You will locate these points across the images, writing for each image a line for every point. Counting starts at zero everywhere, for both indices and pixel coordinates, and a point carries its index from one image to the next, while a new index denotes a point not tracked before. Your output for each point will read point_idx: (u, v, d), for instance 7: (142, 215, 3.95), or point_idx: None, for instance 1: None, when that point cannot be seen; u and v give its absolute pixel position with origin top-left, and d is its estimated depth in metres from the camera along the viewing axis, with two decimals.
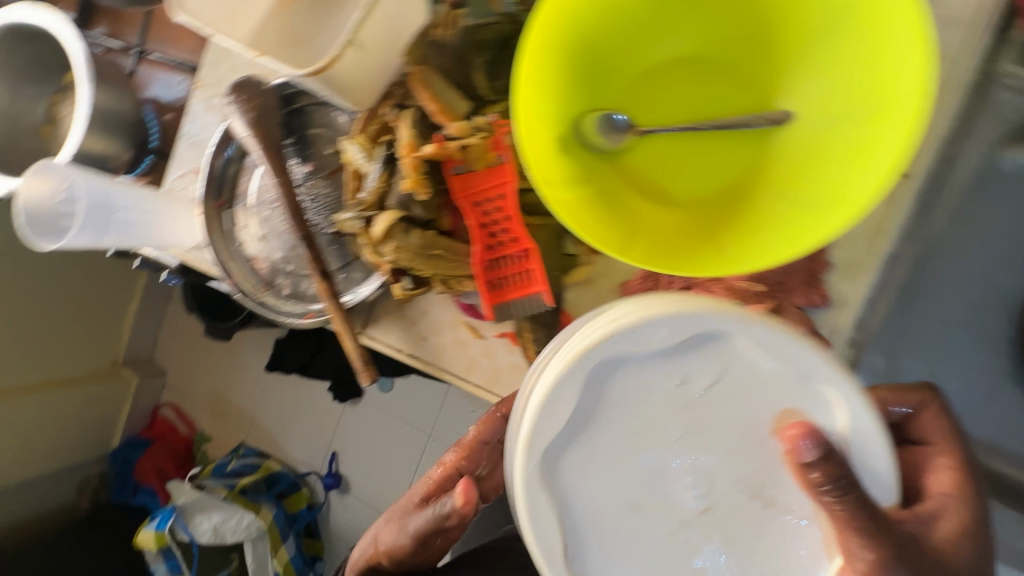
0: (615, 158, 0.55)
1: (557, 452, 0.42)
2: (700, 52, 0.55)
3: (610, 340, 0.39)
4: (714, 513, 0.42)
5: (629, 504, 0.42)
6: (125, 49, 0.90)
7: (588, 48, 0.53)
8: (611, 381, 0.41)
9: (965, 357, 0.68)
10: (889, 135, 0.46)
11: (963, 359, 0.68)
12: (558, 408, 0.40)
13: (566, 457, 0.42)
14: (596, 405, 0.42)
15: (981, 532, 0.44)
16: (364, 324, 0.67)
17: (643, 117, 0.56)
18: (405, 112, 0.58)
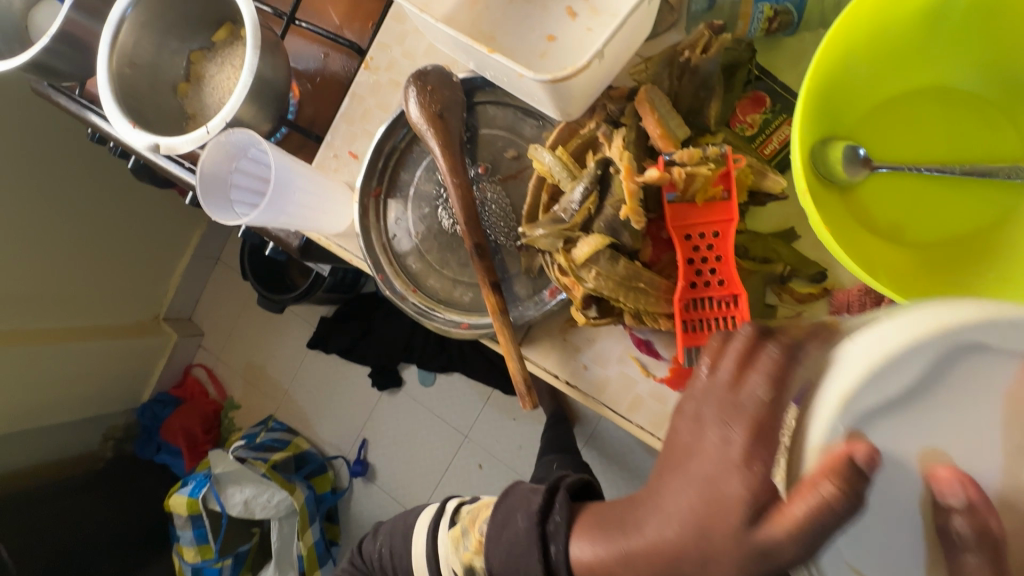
0: (849, 191, 0.53)
1: (867, 423, 0.33)
2: (956, 93, 0.52)
3: (987, 327, 0.32)
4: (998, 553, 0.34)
5: (912, 514, 0.33)
6: (275, 15, 0.87)
7: (849, 72, 0.50)
8: (956, 366, 0.33)
9: None
10: None
11: None
12: (893, 375, 0.33)
13: (874, 436, 0.33)
14: (936, 384, 0.34)
15: None
16: (521, 342, 0.63)
17: (885, 150, 0.53)
18: (619, 131, 0.54)
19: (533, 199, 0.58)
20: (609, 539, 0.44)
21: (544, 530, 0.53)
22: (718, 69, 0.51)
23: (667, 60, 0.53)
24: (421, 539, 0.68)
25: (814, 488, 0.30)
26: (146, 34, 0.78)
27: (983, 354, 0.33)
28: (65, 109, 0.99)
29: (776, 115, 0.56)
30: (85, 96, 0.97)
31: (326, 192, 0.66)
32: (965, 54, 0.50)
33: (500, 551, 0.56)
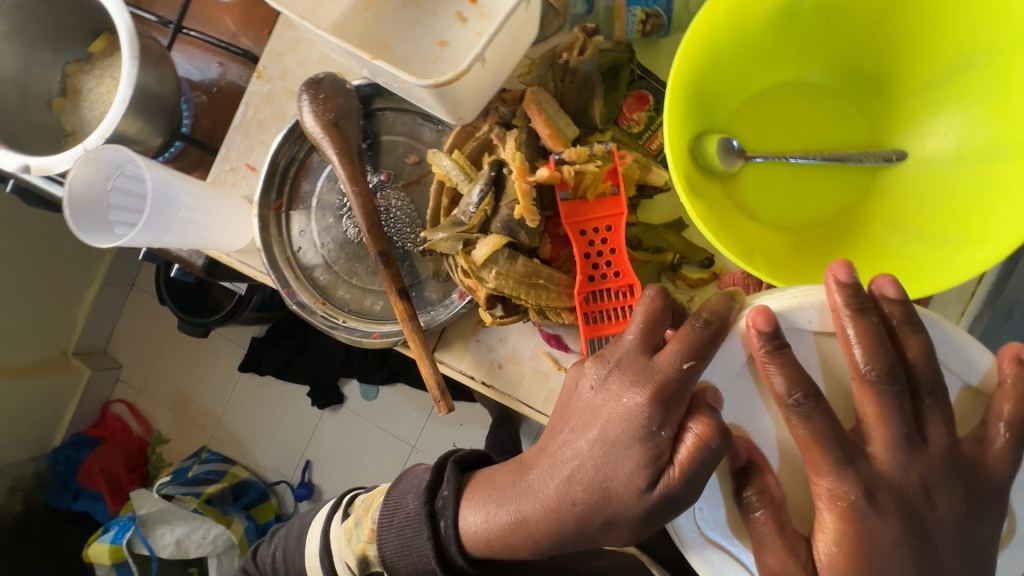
0: (727, 181, 0.56)
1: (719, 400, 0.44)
2: (812, 87, 0.57)
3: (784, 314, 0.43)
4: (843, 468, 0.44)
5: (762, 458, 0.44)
6: (162, 24, 0.83)
7: (717, 71, 0.53)
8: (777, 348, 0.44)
9: None
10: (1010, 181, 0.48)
11: None
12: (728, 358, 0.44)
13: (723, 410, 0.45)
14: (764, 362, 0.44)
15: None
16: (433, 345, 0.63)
17: (755, 142, 0.57)
18: (511, 132, 0.55)
19: (434, 204, 0.58)
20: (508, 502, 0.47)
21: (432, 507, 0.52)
22: (596, 69, 0.54)
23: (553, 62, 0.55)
24: (314, 540, 0.62)
25: (691, 432, 0.41)
26: (6, 46, 0.72)
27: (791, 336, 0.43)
28: None
29: (659, 112, 0.59)
30: None
31: (220, 205, 0.63)
32: (818, 52, 0.56)
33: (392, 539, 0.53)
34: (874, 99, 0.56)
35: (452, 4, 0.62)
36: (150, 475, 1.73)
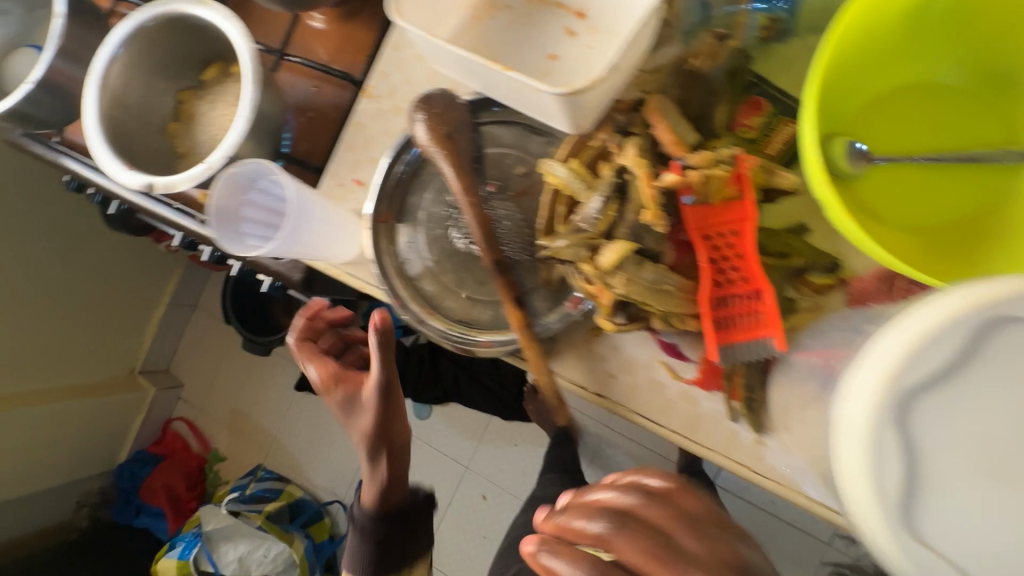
0: (850, 183, 0.55)
1: (916, 403, 0.34)
2: (939, 87, 0.56)
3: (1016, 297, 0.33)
4: None
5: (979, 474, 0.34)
6: (264, 52, 0.87)
7: (844, 73, 0.52)
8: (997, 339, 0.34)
9: None
10: None
11: None
12: (935, 351, 0.34)
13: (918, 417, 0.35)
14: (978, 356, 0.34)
15: None
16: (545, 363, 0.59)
17: (879, 144, 0.56)
18: (631, 140, 0.56)
19: (549, 212, 0.58)
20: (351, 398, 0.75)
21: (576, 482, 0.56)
22: (723, 76, 0.56)
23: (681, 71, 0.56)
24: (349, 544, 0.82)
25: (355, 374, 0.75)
26: (132, 75, 0.77)
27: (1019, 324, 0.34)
28: (40, 157, 0.97)
29: (775, 116, 0.58)
30: (66, 144, 0.95)
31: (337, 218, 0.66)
32: (950, 50, 0.54)
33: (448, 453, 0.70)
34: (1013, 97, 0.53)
35: (561, 19, 0.64)
36: (208, 493, 1.76)
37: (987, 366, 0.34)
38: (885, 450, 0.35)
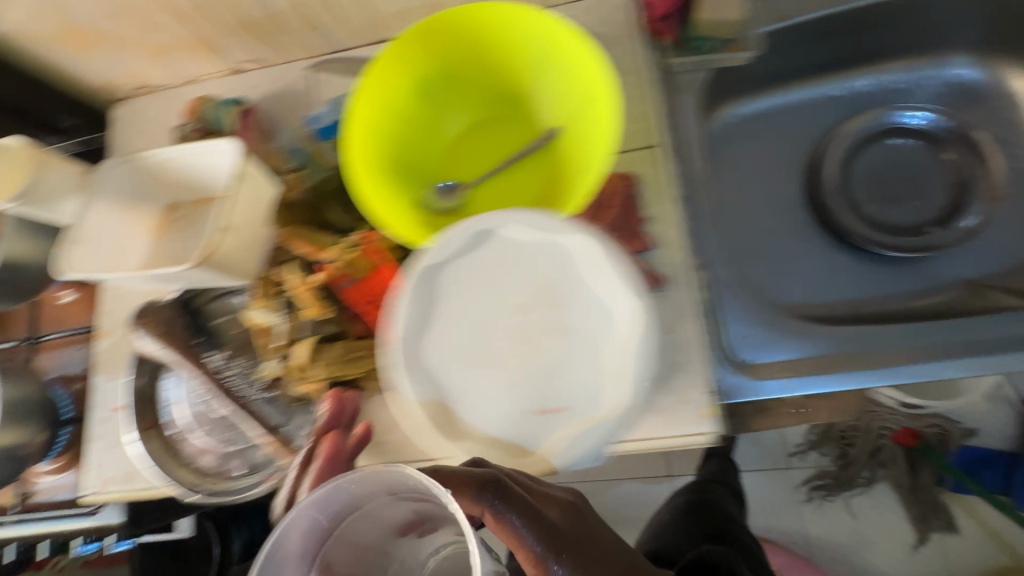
0: (455, 211, 0.72)
1: (423, 332, 0.56)
2: (481, 119, 0.75)
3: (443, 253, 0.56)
4: (523, 344, 0.56)
5: (470, 350, 0.56)
6: (20, 345, 0.94)
7: (403, 151, 0.72)
8: (449, 276, 0.57)
9: (793, 251, 0.85)
10: (610, 101, 0.62)
11: (792, 253, 0.85)
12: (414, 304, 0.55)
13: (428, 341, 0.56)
14: (444, 289, 0.57)
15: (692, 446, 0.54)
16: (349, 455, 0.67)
17: (463, 177, 0.74)
18: (290, 264, 0.69)
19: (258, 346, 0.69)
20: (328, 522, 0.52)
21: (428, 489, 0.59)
22: (312, 196, 0.72)
23: (303, 202, 0.72)
24: None
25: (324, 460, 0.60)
26: None
27: (459, 267, 0.57)
28: None
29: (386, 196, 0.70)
30: None
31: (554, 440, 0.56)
32: (471, 100, 0.75)
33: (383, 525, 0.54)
34: (520, 102, 0.73)
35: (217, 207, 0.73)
36: None
37: (451, 291, 0.57)
38: (415, 365, 0.55)
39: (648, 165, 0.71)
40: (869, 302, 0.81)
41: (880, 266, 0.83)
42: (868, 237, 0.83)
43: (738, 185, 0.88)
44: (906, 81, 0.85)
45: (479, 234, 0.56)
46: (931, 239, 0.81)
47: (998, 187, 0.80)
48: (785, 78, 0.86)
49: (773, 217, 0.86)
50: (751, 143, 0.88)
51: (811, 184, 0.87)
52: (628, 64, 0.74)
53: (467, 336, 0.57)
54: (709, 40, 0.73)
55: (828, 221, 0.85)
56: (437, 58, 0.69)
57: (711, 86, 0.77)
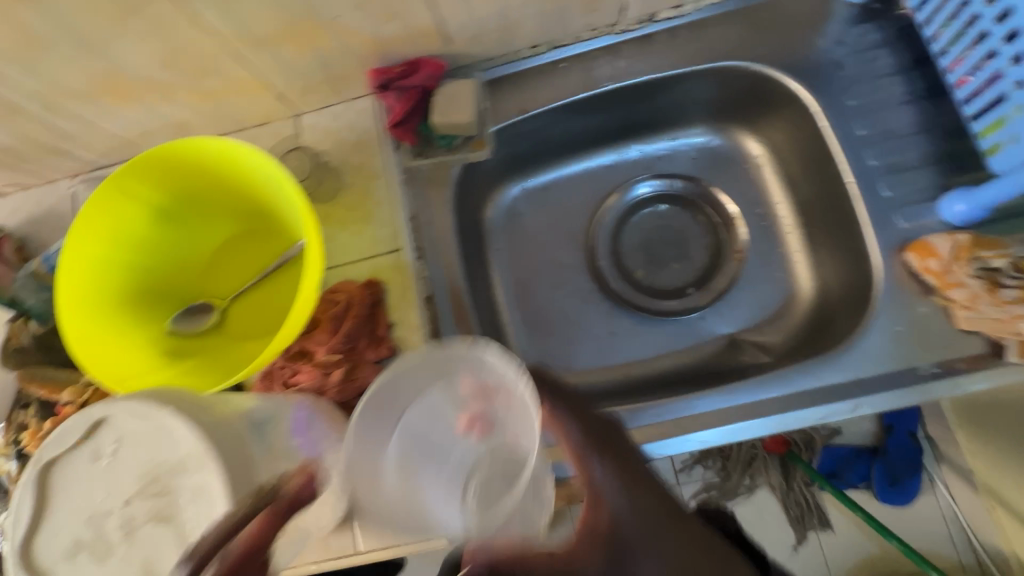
0: (205, 329, 0.73)
1: (21, 549, 0.46)
2: (235, 231, 0.76)
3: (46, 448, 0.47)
4: (132, 551, 0.45)
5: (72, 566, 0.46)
6: None
7: (145, 274, 0.72)
8: (54, 476, 0.48)
9: (576, 319, 0.89)
10: (317, 242, 0.64)
11: (576, 321, 0.89)
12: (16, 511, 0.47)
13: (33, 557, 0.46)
14: (50, 491, 0.47)
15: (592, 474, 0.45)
16: None
17: (218, 290, 0.75)
18: (28, 408, 0.70)
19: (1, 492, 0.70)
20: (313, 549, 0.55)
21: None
22: (43, 335, 0.72)
23: (39, 341, 0.72)
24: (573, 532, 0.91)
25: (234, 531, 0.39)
26: None
27: (63, 466, 0.48)
28: None
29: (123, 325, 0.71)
30: None
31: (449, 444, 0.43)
32: (221, 214, 0.75)
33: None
34: (269, 217, 0.75)
35: None
36: None
37: (55, 496, 0.47)
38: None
39: (394, 269, 0.74)
40: (643, 363, 0.85)
41: (652, 327, 0.87)
42: (639, 301, 0.89)
43: (522, 259, 0.91)
44: (660, 151, 0.91)
45: (82, 419, 0.47)
46: (692, 299, 0.88)
47: (746, 245, 0.87)
48: (552, 155, 0.90)
49: (557, 287, 0.91)
50: (532, 218, 0.92)
51: (590, 253, 0.92)
52: (374, 170, 0.77)
53: (66, 546, 0.46)
54: (447, 142, 0.78)
55: (607, 288, 0.90)
56: (165, 186, 0.70)
57: (462, 180, 0.81)
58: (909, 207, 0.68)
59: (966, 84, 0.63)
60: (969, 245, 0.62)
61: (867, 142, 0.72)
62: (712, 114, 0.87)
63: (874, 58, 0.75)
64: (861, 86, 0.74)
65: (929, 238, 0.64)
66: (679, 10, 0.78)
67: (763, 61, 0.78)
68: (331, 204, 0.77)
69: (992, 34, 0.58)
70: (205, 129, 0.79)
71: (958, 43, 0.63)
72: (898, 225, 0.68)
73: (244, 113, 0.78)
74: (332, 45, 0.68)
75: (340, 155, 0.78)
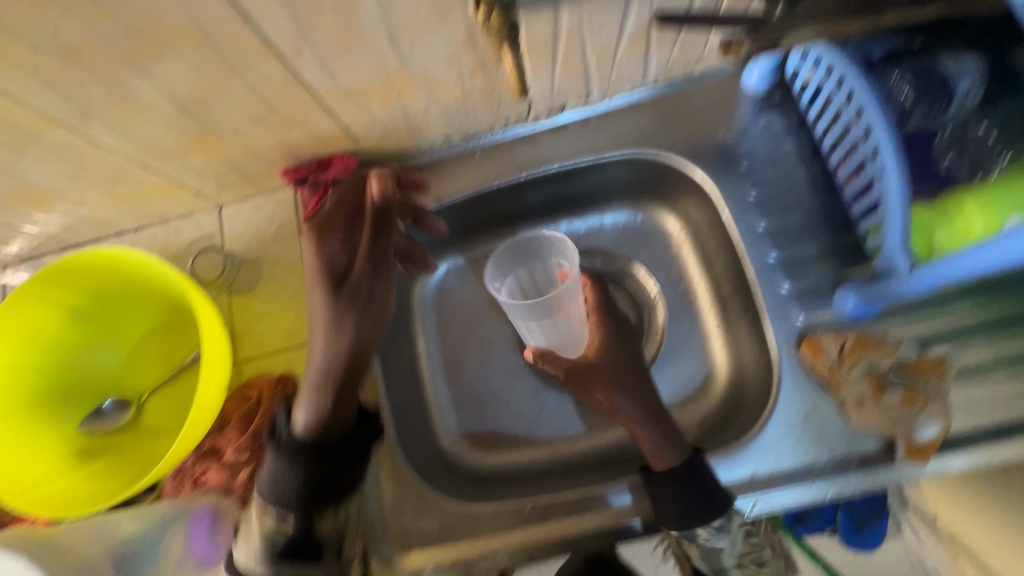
0: (119, 428, 0.73)
1: None
2: (153, 325, 0.77)
3: None
4: None
5: None
6: None
7: (60, 374, 0.73)
8: None
9: (503, 396, 0.89)
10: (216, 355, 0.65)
11: (502, 398, 0.89)
12: None
13: None
14: None
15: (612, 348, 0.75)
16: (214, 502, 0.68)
17: (135, 386, 0.76)
18: None
19: None
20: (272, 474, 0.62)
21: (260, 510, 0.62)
22: None
23: None
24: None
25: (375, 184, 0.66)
26: None
27: None
28: None
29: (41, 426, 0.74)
30: None
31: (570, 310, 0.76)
32: (139, 310, 0.76)
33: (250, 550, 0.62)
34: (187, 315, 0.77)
35: None
36: None
37: None
38: None
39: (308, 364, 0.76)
40: (566, 442, 0.85)
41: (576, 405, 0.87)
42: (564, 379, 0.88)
43: (450, 335, 0.92)
44: (589, 226, 0.91)
45: None
46: None
47: (667, 323, 0.87)
48: (478, 233, 0.92)
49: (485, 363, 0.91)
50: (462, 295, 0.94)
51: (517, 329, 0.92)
52: (291, 262, 0.79)
53: None
54: None
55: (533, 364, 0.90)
56: (80, 288, 0.71)
57: None
58: (804, 302, 0.70)
59: (852, 181, 0.66)
60: (855, 344, 0.64)
61: (768, 234, 0.73)
62: (632, 194, 0.89)
63: (779, 147, 0.76)
64: (765, 176, 0.76)
65: (818, 335, 0.66)
66: (588, 101, 0.80)
67: (670, 150, 0.80)
68: (249, 294, 0.78)
69: (863, 145, 0.60)
70: (127, 221, 0.81)
71: (842, 145, 0.66)
72: (794, 320, 0.69)
73: (165, 207, 0.80)
74: (239, 152, 0.70)
75: (259, 245, 0.80)
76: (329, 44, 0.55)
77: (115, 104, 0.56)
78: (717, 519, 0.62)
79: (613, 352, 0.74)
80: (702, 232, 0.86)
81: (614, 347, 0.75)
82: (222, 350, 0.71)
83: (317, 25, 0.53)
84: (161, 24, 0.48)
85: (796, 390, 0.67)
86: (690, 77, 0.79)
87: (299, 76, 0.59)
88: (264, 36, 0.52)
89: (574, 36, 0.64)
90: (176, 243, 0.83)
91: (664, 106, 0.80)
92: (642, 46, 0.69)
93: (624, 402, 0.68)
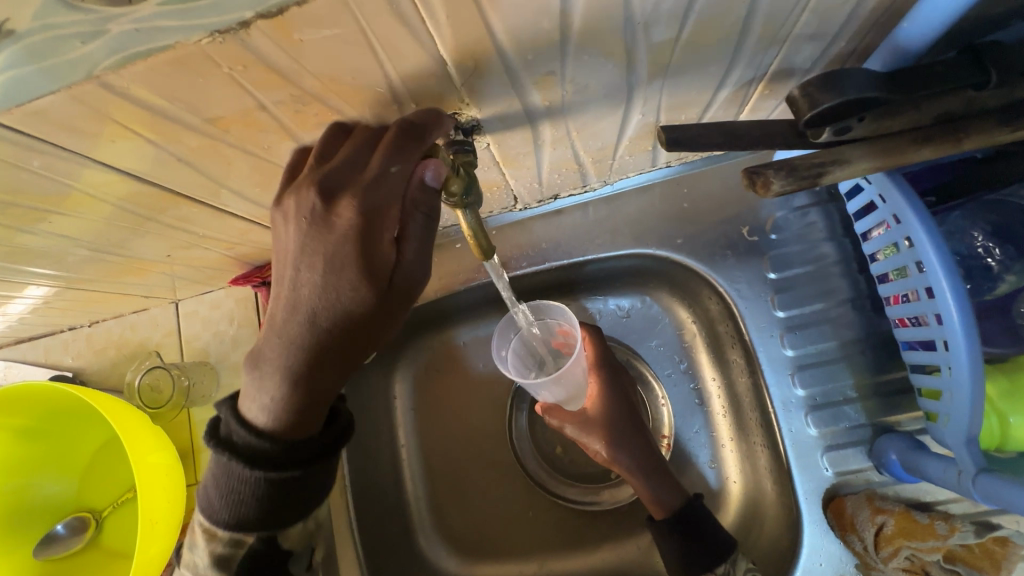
0: (73, 556, 0.67)
1: None
2: (114, 436, 0.72)
3: None
4: None
5: None
6: None
7: (16, 497, 0.68)
8: None
9: (493, 500, 0.80)
10: None
11: (492, 502, 0.80)
12: None
13: None
14: None
15: (620, 401, 0.69)
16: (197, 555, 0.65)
17: (96, 504, 0.70)
18: None
19: None
20: (267, 402, 0.41)
21: (221, 439, 0.43)
22: None
23: None
24: None
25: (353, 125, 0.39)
26: None
27: None
28: None
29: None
30: None
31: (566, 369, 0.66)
32: (96, 421, 0.71)
33: (216, 499, 0.43)
34: None
35: None
36: None
37: None
38: None
39: None
40: (561, 558, 0.76)
41: (572, 517, 0.78)
42: (557, 486, 0.79)
43: (434, 431, 0.83)
44: (589, 310, 0.77)
45: None
46: (618, 488, 0.78)
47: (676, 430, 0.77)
48: (465, 320, 0.82)
49: (474, 462, 0.81)
50: (448, 385, 0.83)
51: (507, 425, 0.82)
52: (254, 371, 0.71)
53: None
54: None
55: (522, 468, 0.80)
56: (25, 410, 0.66)
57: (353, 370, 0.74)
58: (836, 452, 0.59)
59: (904, 327, 0.52)
60: (896, 531, 0.53)
61: (794, 367, 0.61)
62: (637, 277, 0.74)
63: (818, 254, 0.62)
64: (799, 291, 0.62)
65: (852, 506, 0.56)
66: (586, 188, 0.67)
67: (682, 251, 0.67)
68: (209, 407, 0.72)
69: (923, 299, 0.47)
70: (78, 320, 0.74)
71: (893, 281, 0.52)
72: (822, 472, 0.58)
73: (115, 308, 0.72)
74: (181, 268, 0.62)
75: (219, 348, 0.72)
76: (251, 184, 0.45)
77: (11, 252, 0.48)
78: (722, 564, 0.58)
79: (620, 410, 0.68)
80: (717, 324, 0.70)
81: (618, 401, 0.69)
82: (170, 480, 0.65)
83: (231, 172, 0.43)
84: (34, 192, 0.39)
85: (823, 554, 0.56)
86: (712, 159, 0.65)
87: (228, 211, 0.50)
88: (170, 188, 0.43)
89: (562, 144, 0.52)
90: (132, 341, 0.75)
91: (677, 193, 0.67)
92: (648, 143, 0.56)
93: (625, 459, 0.66)
